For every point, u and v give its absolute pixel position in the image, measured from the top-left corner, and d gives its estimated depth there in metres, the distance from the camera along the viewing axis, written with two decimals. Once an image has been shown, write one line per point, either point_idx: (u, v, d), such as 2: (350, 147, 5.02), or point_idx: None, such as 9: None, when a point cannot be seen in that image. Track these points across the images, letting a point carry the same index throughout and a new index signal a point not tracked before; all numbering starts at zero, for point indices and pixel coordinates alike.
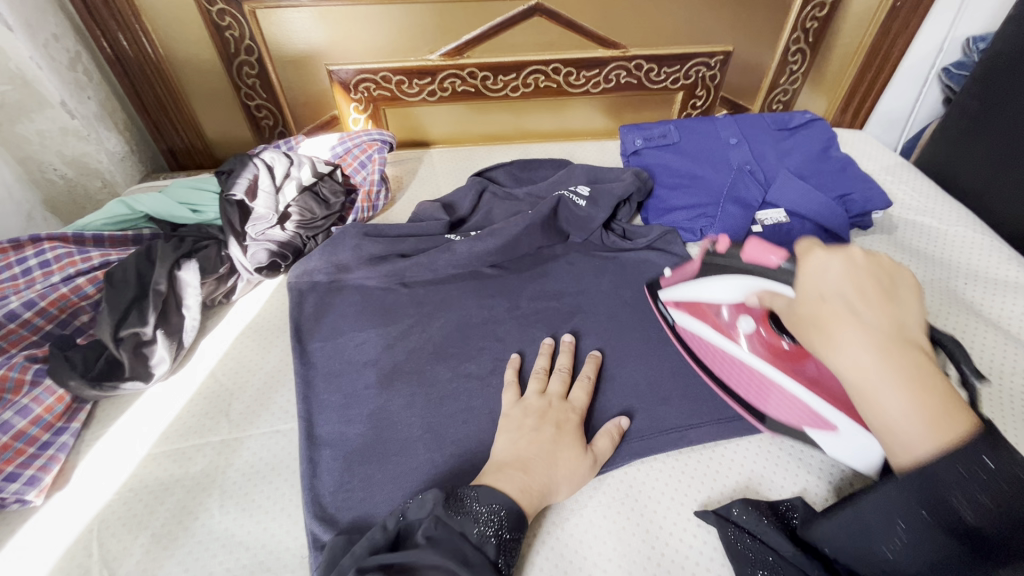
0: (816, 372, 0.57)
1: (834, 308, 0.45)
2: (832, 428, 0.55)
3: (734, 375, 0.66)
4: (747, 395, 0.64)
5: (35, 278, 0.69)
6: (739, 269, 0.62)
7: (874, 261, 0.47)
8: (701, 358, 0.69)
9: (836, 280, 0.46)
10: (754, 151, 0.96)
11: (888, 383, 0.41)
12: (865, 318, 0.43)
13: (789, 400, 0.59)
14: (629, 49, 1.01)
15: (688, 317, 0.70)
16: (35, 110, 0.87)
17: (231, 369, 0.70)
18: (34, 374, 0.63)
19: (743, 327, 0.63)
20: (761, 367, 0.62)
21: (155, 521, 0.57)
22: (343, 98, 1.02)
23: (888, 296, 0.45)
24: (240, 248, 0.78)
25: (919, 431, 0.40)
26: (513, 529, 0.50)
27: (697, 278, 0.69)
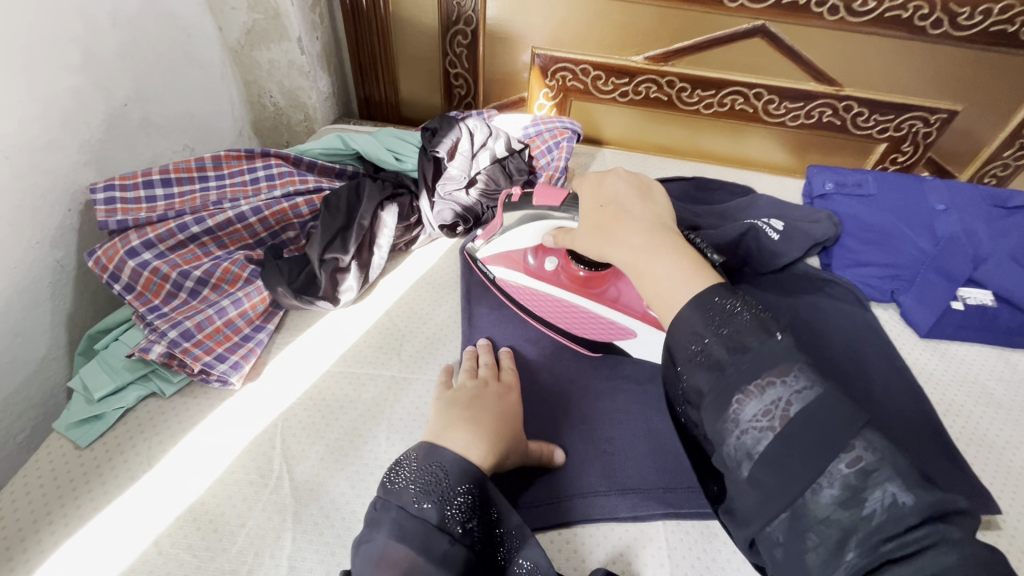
0: (615, 294, 0.68)
1: (609, 213, 0.55)
2: (633, 333, 0.67)
3: (544, 307, 0.71)
4: (559, 323, 0.70)
5: (261, 188, 0.76)
6: (533, 213, 0.65)
7: (634, 179, 0.58)
8: (520, 301, 0.72)
9: (614, 189, 0.57)
10: (965, 221, 0.87)
11: (654, 257, 0.49)
12: (632, 215, 0.53)
13: (585, 317, 0.69)
14: (845, 88, 0.95)
15: (502, 268, 0.72)
16: (275, 41, 0.97)
17: (405, 313, 0.74)
18: (250, 274, 0.70)
19: (546, 264, 0.70)
20: (570, 298, 0.69)
21: (331, 434, 0.60)
22: (537, 83, 1.06)
23: (645, 197, 0.56)
24: (429, 202, 0.82)
25: (680, 287, 0.46)
26: (458, 484, 0.46)
27: (500, 231, 0.70)
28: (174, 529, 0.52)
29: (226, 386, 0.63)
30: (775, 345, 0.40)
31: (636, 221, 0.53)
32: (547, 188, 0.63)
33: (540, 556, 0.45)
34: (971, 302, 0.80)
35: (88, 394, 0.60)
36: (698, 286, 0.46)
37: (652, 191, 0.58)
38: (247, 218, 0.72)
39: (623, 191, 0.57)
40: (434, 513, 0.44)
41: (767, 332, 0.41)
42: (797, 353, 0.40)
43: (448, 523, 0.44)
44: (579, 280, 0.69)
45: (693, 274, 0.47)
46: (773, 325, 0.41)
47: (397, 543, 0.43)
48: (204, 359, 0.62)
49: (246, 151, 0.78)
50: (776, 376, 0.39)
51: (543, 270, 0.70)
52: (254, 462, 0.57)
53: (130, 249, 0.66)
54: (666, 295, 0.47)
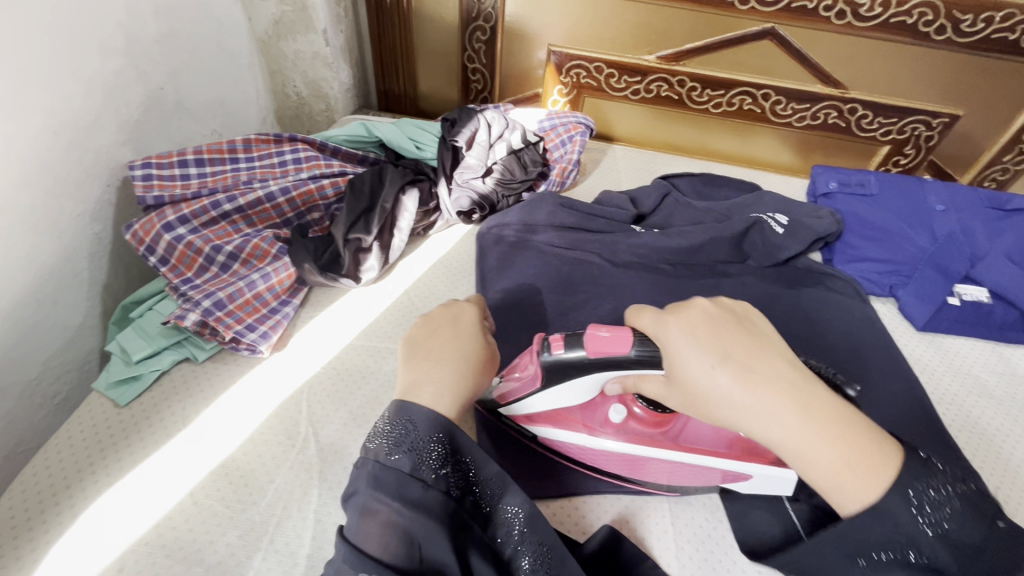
0: (686, 427, 0.57)
1: (730, 375, 0.43)
2: (747, 476, 0.55)
3: (617, 467, 0.58)
4: (644, 479, 0.59)
5: (289, 171, 0.80)
6: (579, 368, 0.52)
7: (722, 307, 0.48)
8: (575, 458, 0.60)
9: (689, 331, 0.46)
10: (963, 222, 0.90)
11: (813, 442, 0.42)
12: (755, 373, 0.43)
13: (676, 468, 0.57)
14: (850, 91, 0.98)
15: (550, 429, 0.59)
16: (301, 33, 1.00)
17: (423, 293, 0.77)
18: (278, 251, 0.74)
19: (609, 415, 0.58)
20: (641, 452, 0.56)
21: (354, 401, 0.64)
22: (552, 79, 1.09)
23: (757, 338, 0.46)
24: (447, 189, 0.86)
25: (867, 484, 0.41)
26: (430, 439, 0.47)
27: (533, 392, 0.56)
28: (207, 482, 0.55)
29: (254, 355, 0.66)
30: (991, 533, 0.41)
31: (766, 373, 0.43)
32: (608, 334, 0.49)
33: (519, 496, 0.49)
34: (967, 298, 0.83)
35: (126, 356, 0.64)
36: (887, 471, 0.41)
37: (746, 314, 0.49)
38: (276, 198, 0.75)
39: (711, 326, 0.46)
40: (407, 465, 0.46)
41: (986, 522, 0.42)
42: (997, 527, 0.42)
43: (424, 475, 0.46)
44: (649, 422, 0.57)
45: (862, 455, 0.41)
46: (992, 511, 0.42)
47: (375, 494, 0.45)
48: (235, 328, 0.65)
49: (274, 136, 0.82)
50: (975, 562, 0.40)
51: (609, 425, 0.58)
52: (282, 425, 0.61)
53: (167, 223, 0.70)
54: (854, 496, 0.41)
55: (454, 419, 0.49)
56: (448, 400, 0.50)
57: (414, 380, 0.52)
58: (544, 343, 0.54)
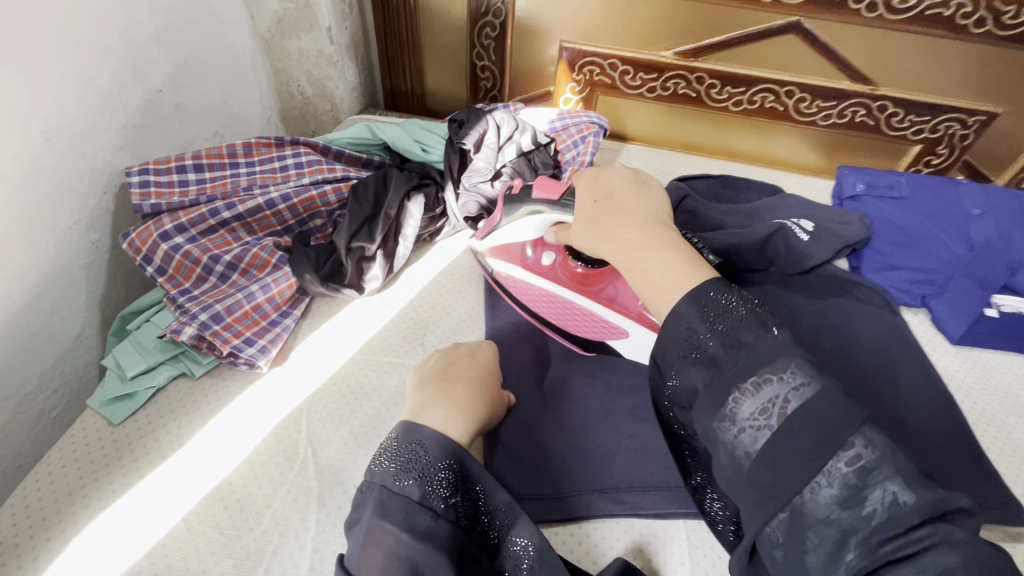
0: (613, 293, 0.67)
1: (604, 212, 0.54)
2: (625, 333, 0.66)
3: (540, 304, 0.71)
4: (550, 319, 0.70)
5: (290, 176, 0.77)
6: (529, 205, 0.68)
7: (632, 172, 0.58)
8: (511, 293, 0.73)
9: (617, 182, 0.57)
10: (1000, 228, 0.85)
11: (645, 244, 0.49)
12: (616, 199, 0.55)
13: (582, 315, 0.68)
14: (880, 88, 0.93)
15: (500, 261, 0.73)
16: (305, 31, 0.97)
17: (428, 304, 0.74)
18: (278, 260, 0.71)
19: (544, 258, 0.70)
20: (567, 294, 0.69)
21: (355, 420, 0.61)
22: (564, 77, 1.05)
23: (640, 191, 0.56)
24: (455, 194, 0.83)
25: (671, 282, 0.46)
26: (438, 463, 0.45)
27: (501, 223, 0.71)
28: (201, 507, 0.53)
29: (253, 369, 0.64)
30: (772, 341, 0.41)
31: (631, 215, 0.53)
32: (544, 181, 0.67)
33: (530, 528, 0.45)
34: (1006, 309, 0.79)
35: (122, 373, 0.61)
36: (695, 275, 0.46)
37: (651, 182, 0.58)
38: (276, 205, 0.73)
39: (620, 186, 0.57)
40: (416, 491, 0.44)
41: (762, 329, 0.42)
42: (790, 348, 0.41)
43: (431, 500, 0.44)
44: (579, 278, 0.68)
45: (688, 258, 0.48)
46: (767, 320, 0.43)
47: (381, 520, 0.43)
48: (233, 342, 0.63)
49: (275, 139, 0.79)
50: (773, 373, 0.40)
51: (540, 262, 0.70)
52: (280, 445, 0.58)
53: (163, 232, 0.68)
54: (662, 295, 0.47)
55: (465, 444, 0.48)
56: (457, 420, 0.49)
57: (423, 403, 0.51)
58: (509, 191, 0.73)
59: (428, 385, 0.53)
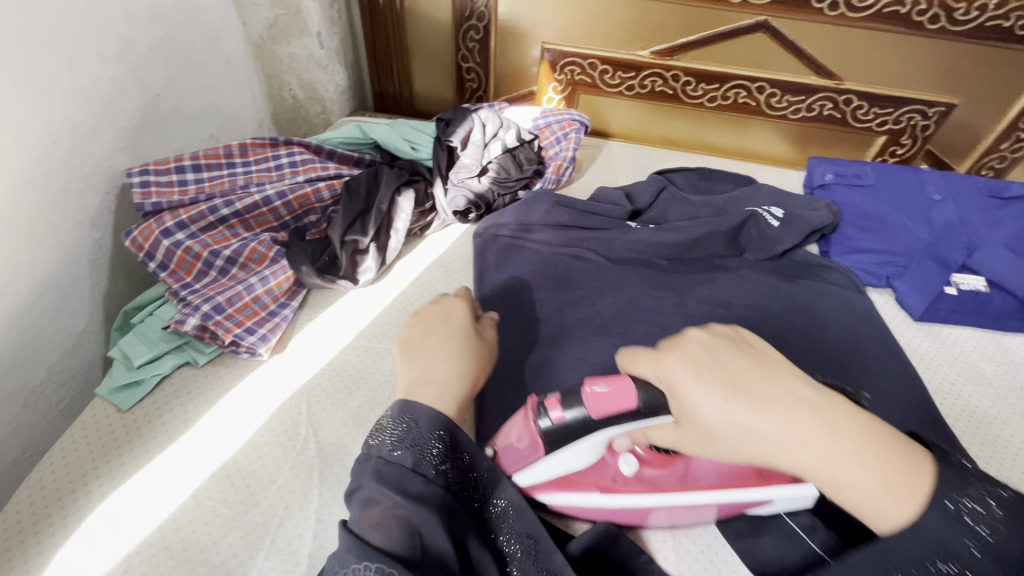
0: (705, 464, 0.54)
1: (726, 412, 0.41)
2: (766, 500, 0.54)
3: (636, 516, 0.55)
4: (654, 522, 0.57)
5: (285, 174, 0.80)
6: (591, 430, 0.49)
7: (721, 337, 0.46)
8: (587, 516, 0.56)
9: (723, 381, 0.42)
10: (960, 211, 0.90)
11: (846, 465, 0.39)
12: (771, 399, 0.41)
13: (697, 510, 0.54)
14: (845, 82, 0.98)
15: (557, 493, 0.55)
16: (295, 36, 1.01)
17: (421, 294, 0.78)
18: (275, 254, 0.74)
19: (620, 467, 0.54)
20: (667, 497, 0.53)
21: (352, 402, 0.64)
22: (546, 77, 1.09)
23: (756, 362, 0.44)
24: (443, 190, 0.87)
25: (904, 500, 0.38)
26: (429, 433, 0.47)
27: (536, 459, 0.51)
28: (209, 484, 0.56)
29: (254, 357, 0.67)
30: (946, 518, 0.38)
31: (781, 407, 0.41)
32: (608, 388, 0.47)
33: (511, 490, 0.50)
34: (964, 288, 0.83)
35: (128, 362, 0.64)
36: (918, 491, 0.38)
37: (759, 348, 0.46)
38: (272, 202, 0.76)
39: (704, 353, 0.44)
40: (410, 457, 0.45)
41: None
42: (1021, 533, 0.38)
43: (424, 469, 0.45)
44: (657, 464, 0.54)
45: (903, 474, 0.39)
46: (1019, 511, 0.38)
47: (376, 487, 0.44)
48: (235, 331, 0.66)
49: (270, 140, 0.83)
50: None
51: (620, 475, 0.54)
52: (282, 426, 0.61)
53: (165, 229, 0.71)
54: (886, 514, 0.39)
55: (455, 418, 0.49)
56: (449, 396, 0.50)
57: (414, 377, 0.52)
58: (539, 404, 0.50)
59: (416, 357, 0.53)
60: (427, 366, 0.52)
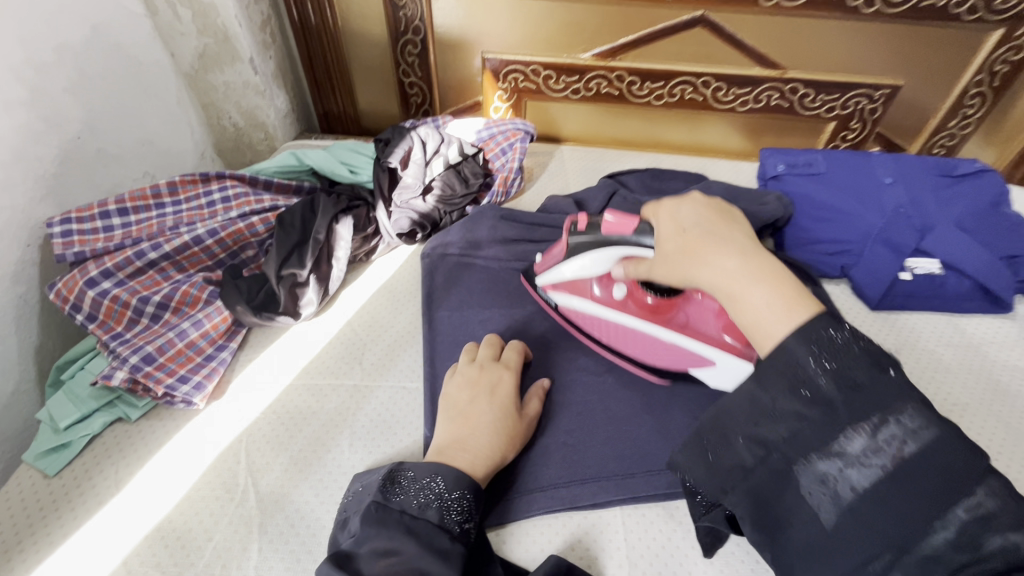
0: (685, 320, 0.65)
1: (690, 240, 0.49)
2: (711, 362, 0.63)
3: (618, 338, 0.69)
4: (617, 347, 0.70)
5: (217, 210, 0.78)
6: (595, 242, 0.62)
7: (714, 201, 0.53)
8: (581, 326, 0.72)
9: (691, 214, 0.51)
10: (911, 193, 0.89)
11: (745, 284, 0.45)
12: (714, 240, 0.48)
13: (661, 348, 0.66)
14: (789, 71, 0.97)
15: (566, 296, 0.71)
16: (227, 64, 0.98)
17: (366, 323, 0.76)
18: (209, 295, 0.71)
19: (614, 291, 0.67)
20: (639, 326, 0.66)
21: (294, 445, 0.62)
22: (490, 86, 1.07)
23: (728, 221, 0.51)
24: (386, 213, 0.84)
25: (778, 319, 0.43)
26: (453, 491, 0.52)
27: (561, 262, 0.68)
28: (142, 548, 0.54)
29: (190, 406, 0.64)
30: (891, 386, 0.39)
31: (726, 244, 0.48)
32: (617, 218, 0.60)
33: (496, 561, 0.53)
34: (918, 272, 0.82)
35: (55, 424, 0.61)
36: (801, 314, 0.43)
37: (735, 213, 0.53)
38: (203, 241, 0.73)
39: (700, 208, 0.52)
40: (433, 513, 0.50)
41: (881, 368, 0.39)
42: (910, 391, 0.39)
43: (444, 520, 0.50)
44: (653, 308, 0.66)
45: (791, 301, 0.43)
46: (886, 360, 0.40)
47: (397, 542, 0.47)
48: (167, 381, 0.63)
49: (200, 175, 0.80)
50: (890, 416, 0.38)
51: (611, 298, 0.68)
52: (220, 478, 0.59)
53: (89, 279, 0.68)
54: (766, 329, 0.43)
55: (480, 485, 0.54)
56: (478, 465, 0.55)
57: (450, 438, 0.58)
58: (574, 225, 0.66)
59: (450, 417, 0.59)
60: (465, 433, 0.57)
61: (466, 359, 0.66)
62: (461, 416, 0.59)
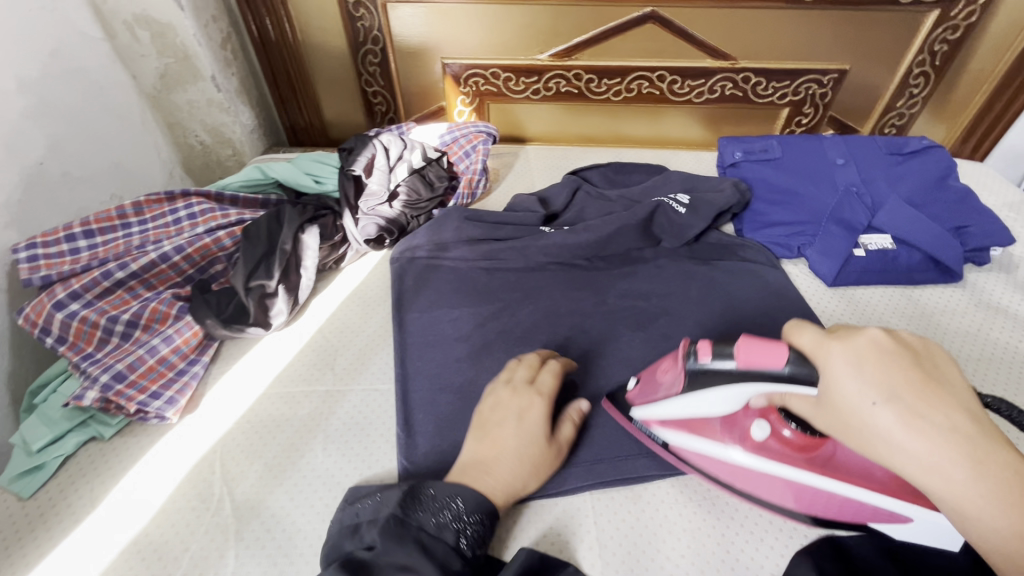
0: (837, 455, 0.53)
1: (890, 418, 0.38)
2: (905, 518, 0.51)
3: (760, 484, 0.57)
4: (748, 491, 0.58)
5: (183, 227, 0.79)
6: (727, 377, 0.50)
7: (900, 342, 0.41)
8: (704, 467, 0.60)
9: (883, 380, 0.38)
10: (862, 173, 0.93)
11: (973, 494, 0.36)
12: (928, 420, 0.37)
13: (821, 498, 0.54)
14: (739, 61, 1.00)
15: (682, 434, 0.59)
16: (190, 82, 0.99)
17: (337, 330, 0.77)
18: (178, 310, 0.72)
19: (752, 431, 0.55)
20: (787, 472, 0.54)
21: (269, 452, 0.63)
22: (452, 91, 1.09)
23: (932, 383, 0.39)
24: (353, 220, 0.85)
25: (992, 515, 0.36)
26: (471, 514, 0.52)
27: (674, 394, 0.56)
28: (118, 562, 0.54)
29: (164, 421, 0.65)
30: None
31: (943, 428, 0.37)
32: (757, 347, 0.46)
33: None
34: (871, 248, 0.84)
35: (28, 448, 0.62)
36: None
37: (930, 355, 0.41)
38: (170, 258, 0.74)
39: (882, 361, 0.39)
40: (449, 535, 0.50)
41: None
42: None
43: (459, 543, 0.50)
44: (796, 446, 0.54)
45: (1022, 501, 0.36)
46: None
47: (412, 559, 0.48)
48: (138, 398, 0.64)
49: (165, 194, 0.81)
50: None
51: (745, 439, 0.56)
52: (196, 489, 0.60)
53: (57, 302, 0.68)
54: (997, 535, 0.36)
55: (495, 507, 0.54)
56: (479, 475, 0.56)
57: (473, 460, 0.57)
58: (690, 352, 0.53)
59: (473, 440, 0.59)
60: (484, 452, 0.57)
61: (504, 380, 0.64)
62: (487, 445, 0.58)
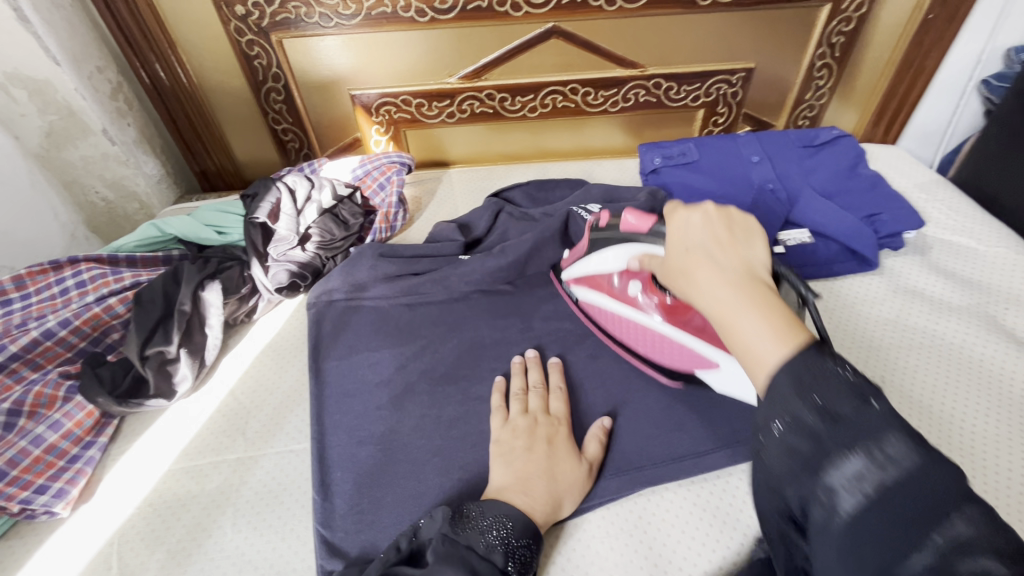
0: (702, 323, 0.61)
1: (692, 256, 0.45)
2: (715, 365, 0.61)
3: (628, 333, 0.69)
4: (626, 340, 0.70)
5: (72, 297, 0.73)
6: (622, 238, 0.67)
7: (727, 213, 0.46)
8: (598, 320, 0.74)
9: (698, 232, 0.46)
10: (777, 168, 0.94)
11: (740, 307, 0.40)
12: (719, 260, 0.43)
13: (672, 348, 0.64)
14: (647, 68, 1.01)
15: (589, 291, 0.74)
16: (79, 138, 0.93)
17: (250, 388, 0.73)
18: (67, 391, 0.66)
19: (631, 288, 0.67)
20: (655, 326, 0.65)
21: (172, 537, 0.58)
22: (365, 121, 1.06)
23: (736, 238, 0.45)
24: (262, 268, 0.80)
25: (767, 346, 0.38)
26: (521, 535, 0.51)
27: (589, 254, 0.73)
28: None
29: (55, 516, 0.60)
30: (876, 414, 0.33)
31: (726, 266, 0.43)
32: (635, 218, 0.64)
33: None
34: (790, 244, 0.84)
35: None
36: (791, 345, 0.37)
37: (746, 225, 0.46)
38: (55, 334, 0.69)
39: (708, 227, 0.46)
40: (499, 557, 0.49)
41: (862, 398, 0.34)
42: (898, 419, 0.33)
43: (508, 566, 0.49)
44: (666, 309, 0.64)
45: (783, 328, 0.38)
46: (870, 388, 0.34)
47: None
48: (21, 495, 0.58)
49: (50, 263, 0.75)
50: (875, 447, 0.32)
51: (627, 294, 0.68)
52: None
53: None
54: (752, 357, 0.39)
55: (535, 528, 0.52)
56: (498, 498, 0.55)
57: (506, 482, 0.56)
58: (597, 221, 0.73)
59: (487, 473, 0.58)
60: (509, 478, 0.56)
61: (519, 409, 0.64)
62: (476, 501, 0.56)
